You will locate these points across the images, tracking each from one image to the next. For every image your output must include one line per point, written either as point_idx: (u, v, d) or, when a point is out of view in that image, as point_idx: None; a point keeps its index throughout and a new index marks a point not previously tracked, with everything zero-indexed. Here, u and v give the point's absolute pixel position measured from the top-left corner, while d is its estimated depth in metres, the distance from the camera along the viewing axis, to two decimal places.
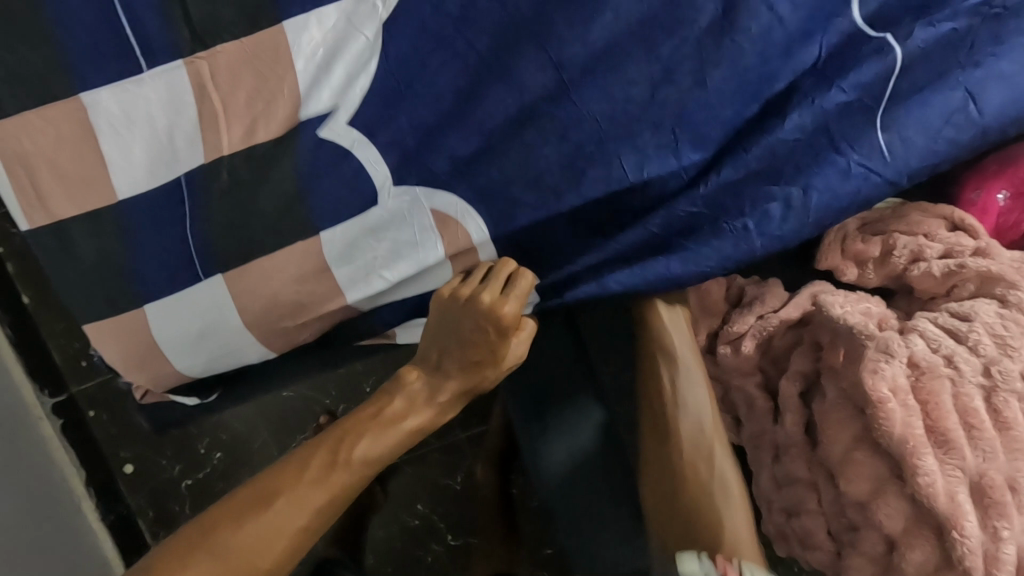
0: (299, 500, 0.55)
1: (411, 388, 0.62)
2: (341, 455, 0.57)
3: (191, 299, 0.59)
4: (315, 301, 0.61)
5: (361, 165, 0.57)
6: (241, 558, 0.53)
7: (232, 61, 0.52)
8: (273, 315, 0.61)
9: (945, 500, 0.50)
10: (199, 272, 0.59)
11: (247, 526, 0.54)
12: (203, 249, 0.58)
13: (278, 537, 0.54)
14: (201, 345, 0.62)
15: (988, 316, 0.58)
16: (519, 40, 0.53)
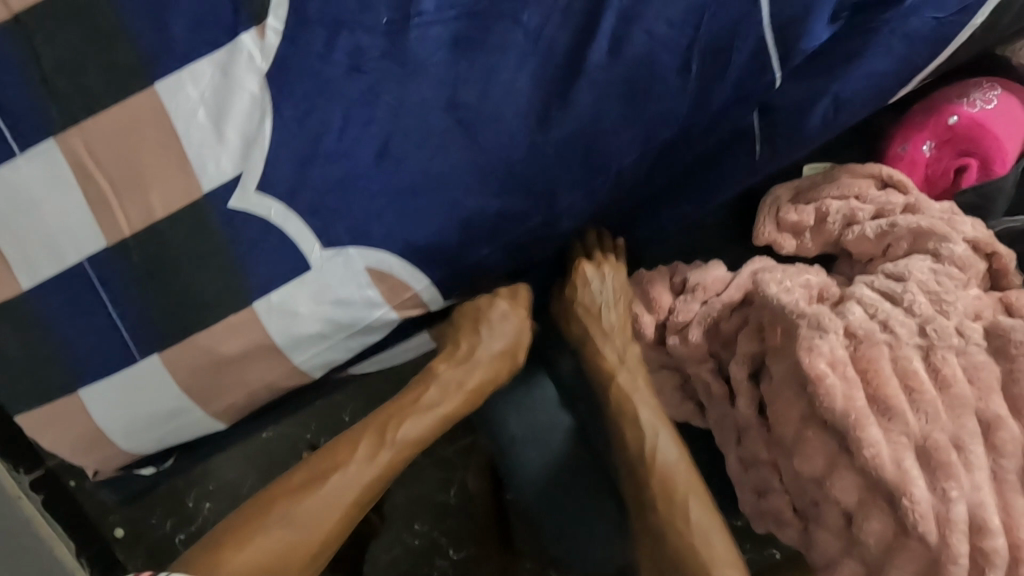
0: (354, 477, 0.58)
1: (443, 377, 0.63)
2: (387, 435, 0.60)
3: (130, 384, 0.56)
4: (248, 366, 0.57)
5: (286, 235, 0.53)
6: (303, 529, 0.55)
7: (105, 132, 0.50)
8: (219, 390, 0.58)
9: (892, 469, 0.50)
10: (133, 354, 0.55)
11: (308, 501, 0.56)
12: (136, 336, 0.55)
13: (334, 509, 0.56)
14: (148, 426, 0.59)
15: (921, 273, 0.59)
16: (404, 69, 0.51)
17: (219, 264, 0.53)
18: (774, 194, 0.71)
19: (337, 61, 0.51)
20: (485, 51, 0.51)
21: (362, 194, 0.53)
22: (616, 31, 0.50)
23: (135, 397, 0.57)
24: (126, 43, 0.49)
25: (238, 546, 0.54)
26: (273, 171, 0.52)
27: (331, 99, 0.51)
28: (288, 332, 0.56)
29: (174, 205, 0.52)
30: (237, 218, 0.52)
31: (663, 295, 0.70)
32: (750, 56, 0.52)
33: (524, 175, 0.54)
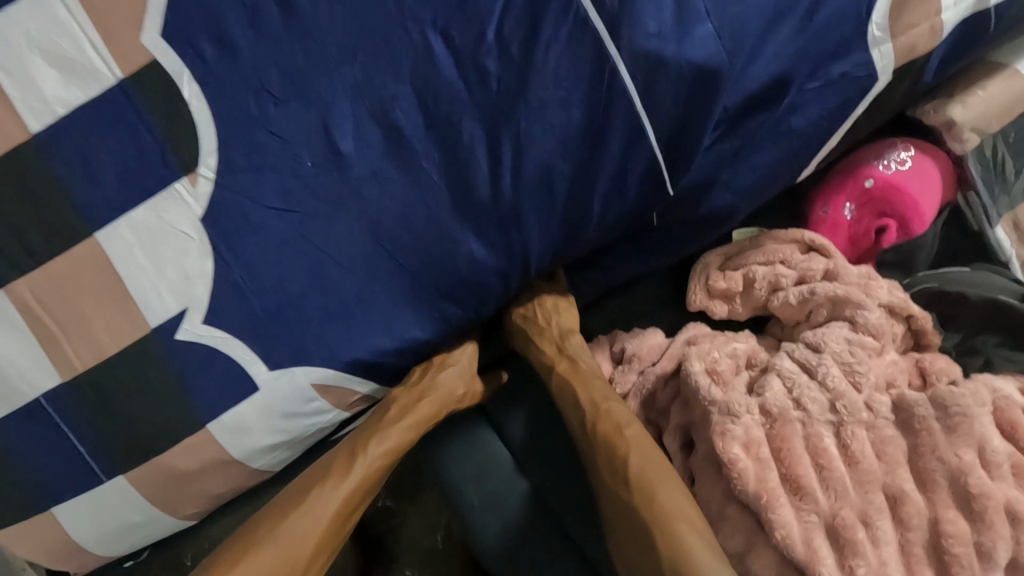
0: (330, 492, 0.52)
1: (401, 399, 0.60)
2: (359, 452, 0.56)
3: (97, 501, 0.60)
4: (207, 476, 0.61)
5: (232, 359, 0.57)
6: (282, 555, 0.49)
7: (56, 279, 0.54)
8: (184, 495, 0.62)
9: (802, 548, 0.52)
10: (98, 473, 0.59)
11: (287, 521, 0.50)
12: (98, 457, 0.59)
13: (313, 528, 0.50)
14: (120, 531, 0.63)
15: (835, 344, 0.62)
16: (326, 203, 0.55)
17: (169, 389, 0.57)
18: (704, 262, 0.74)
19: (268, 204, 0.55)
20: (405, 179, 0.56)
21: (300, 317, 0.57)
22: (519, 155, 0.55)
23: (103, 511, 0.61)
24: (67, 201, 0.53)
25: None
26: (216, 303, 0.56)
27: (263, 237, 0.55)
28: (244, 446, 0.60)
29: (124, 341, 0.56)
30: (182, 349, 0.57)
31: (603, 364, 0.74)
32: (645, 170, 0.57)
33: (454, 285, 0.60)
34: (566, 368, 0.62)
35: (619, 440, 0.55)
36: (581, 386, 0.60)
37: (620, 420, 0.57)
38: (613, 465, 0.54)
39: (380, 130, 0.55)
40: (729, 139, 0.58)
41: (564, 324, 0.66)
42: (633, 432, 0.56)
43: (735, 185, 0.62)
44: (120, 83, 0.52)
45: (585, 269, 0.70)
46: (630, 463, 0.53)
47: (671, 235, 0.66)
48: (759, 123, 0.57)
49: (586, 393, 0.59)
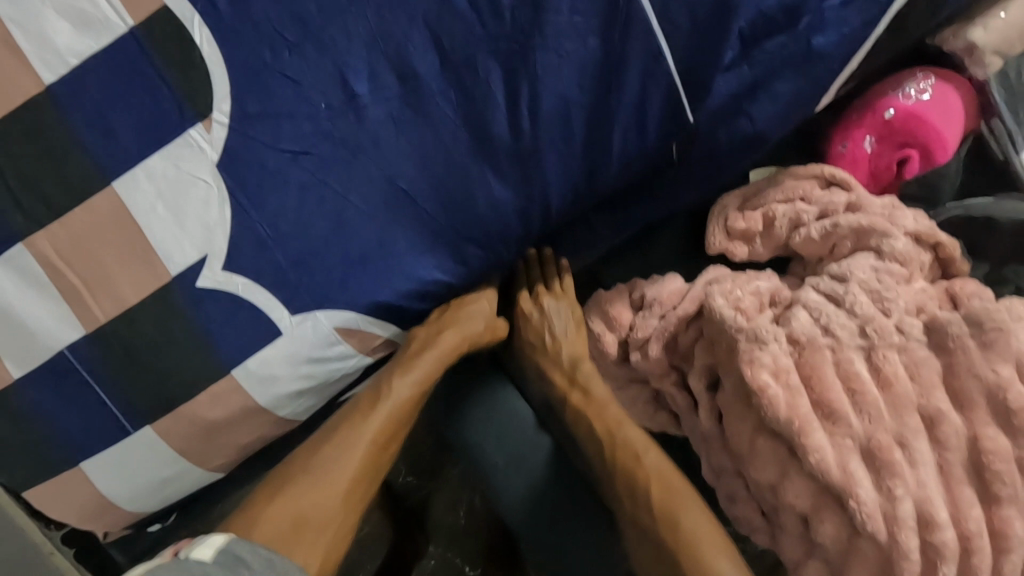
0: (360, 431, 0.59)
1: (420, 337, 0.61)
2: (382, 396, 0.61)
3: (124, 456, 0.59)
4: (234, 428, 0.60)
5: (256, 307, 0.56)
6: (327, 479, 0.57)
7: (78, 229, 0.54)
8: (213, 448, 0.61)
9: (838, 472, 0.51)
10: (126, 427, 0.58)
11: (325, 452, 0.59)
12: (125, 410, 0.58)
13: (350, 457, 0.58)
14: (150, 487, 0.62)
15: (863, 273, 0.60)
16: (340, 143, 0.54)
17: (191, 339, 0.56)
18: (722, 204, 0.73)
19: (284, 147, 0.54)
20: (418, 112, 0.54)
21: (318, 265, 0.56)
22: (531, 82, 0.53)
23: (129, 467, 0.60)
24: (86, 151, 0.53)
25: (270, 500, 0.56)
26: (235, 250, 0.55)
27: (280, 182, 0.55)
28: (270, 394, 0.59)
29: (144, 291, 0.55)
30: (202, 296, 0.56)
31: (623, 313, 0.72)
32: (663, 99, 0.55)
33: (473, 222, 0.58)
34: (578, 399, 0.69)
35: (637, 467, 0.64)
36: (596, 418, 0.67)
37: (636, 448, 0.65)
38: (636, 497, 0.63)
39: (392, 70, 0.53)
40: (751, 61, 0.56)
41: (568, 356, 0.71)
42: (650, 459, 0.64)
43: (756, 116, 0.59)
44: (131, 31, 0.52)
45: (602, 219, 0.70)
46: (650, 493, 0.62)
47: (692, 172, 0.64)
48: (778, 43, 0.55)
49: (601, 423, 0.67)
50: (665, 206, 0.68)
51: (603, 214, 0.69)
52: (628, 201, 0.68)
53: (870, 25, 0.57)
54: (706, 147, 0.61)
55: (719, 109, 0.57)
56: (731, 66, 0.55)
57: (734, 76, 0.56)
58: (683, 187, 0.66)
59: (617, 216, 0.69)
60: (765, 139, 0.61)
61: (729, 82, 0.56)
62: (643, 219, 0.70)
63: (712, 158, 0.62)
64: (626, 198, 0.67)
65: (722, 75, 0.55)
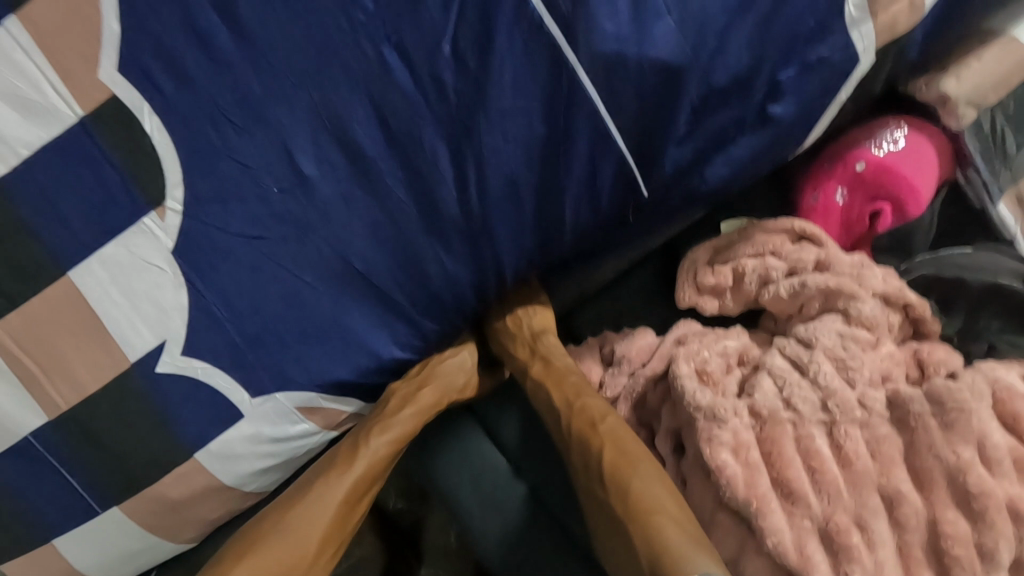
0: (336, 481, 0.56)
1: (401, 392, 0.61)
2: (362, 445, 0.59)
3: (93, 534, 0.60)
4: (199, 503, 0.60)
5: (216, 390, 0.57)
6: (292, 539, 0.53)
7: (31, 318, 0.53)
8: (182, 522, 0.61)
9: (795, 555, 0.51)
10: (95, 506, 0.59)
11: (297, 510, 0.55)
12: (91, 489, 0.58)
13: (320, 513, 0.54)
14: (124, 558, 0.64)
15: (828, 339, 0.60)
16: (295, 226, 0.54)
17: (153, 423, 0.56)
18: (691, 257, 0.72)
19: (237, 232, 0.54)
20: (370, 196, 0.54)
21: (274, 346, 0.56)
22: (480, 165, 0.52)
23: (98, 543, 0.61)
24: (38, 246, 0.52)
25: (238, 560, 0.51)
26: (194, 334, 0.56)
27: (235, 265, 0.54)
28: (233, 472, 0.59)
29: (105, 376, 0.55)
30: (163, 380, 0.56)
31: (593, 368, 0.73)
32: (614, 171, 0.55)
33: (437, 291, 0.58)
34: (539, 368, 0.67)
35: (591, 432, 0.60)
36: (554, 387, 0.65)
37: (595, 414, 0.62)
38: (589, 466, 0.59)
39: (340, 153, 0.53)
40: (704, 132, 0.54)
41: (535, 325, 0.70)
42: (608, 425, 0.60)
43: (712, 180, 0.58)
44: (80, 121, 0.49)
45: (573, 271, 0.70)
46: (603, 454, 0.58)
47: (651, 229, 0.65)
48: (731, 114, 0.54)
49: (559, 394, 0.64)
50: (631, 250, 0.69)
51: (574, 268, 0.68)
52: (595, 255, 0.67)
53: (830, 92, 0.56)
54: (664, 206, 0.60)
55: (674, 176, 0.56)
56: (682, 138, 0.54)
57: (686, 149, 0.55)
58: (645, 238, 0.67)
59: (582, 267, 0.69)
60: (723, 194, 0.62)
61: (681, 151, 0.55)
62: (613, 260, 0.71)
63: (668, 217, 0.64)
64: (593, 255, 0.66)
65: (673, 148, 0.54)
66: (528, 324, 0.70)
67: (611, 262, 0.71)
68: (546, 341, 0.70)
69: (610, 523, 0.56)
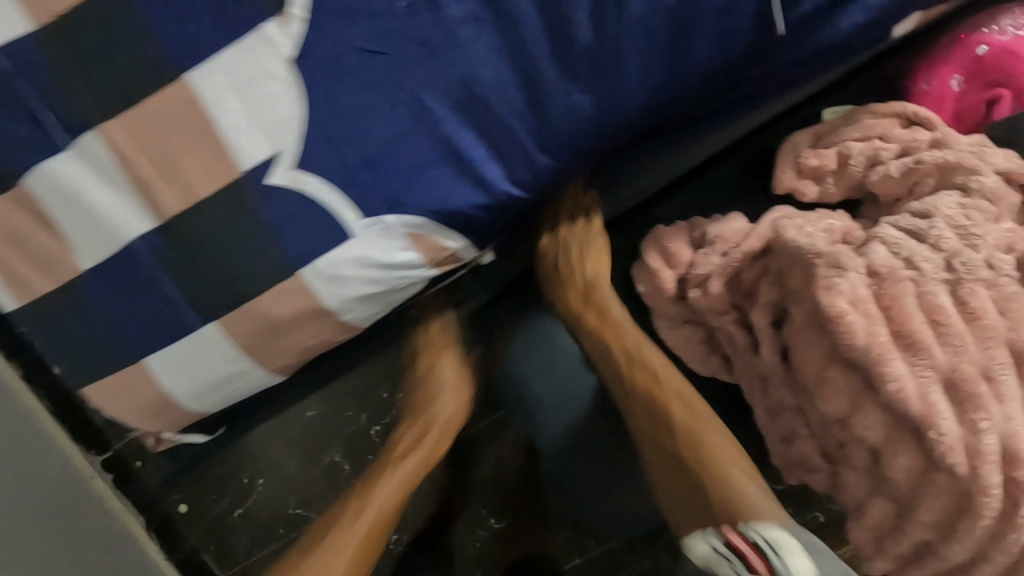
0: (369, 508, 0.66)
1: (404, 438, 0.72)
2: (366, 501, 0.67)
3: (184, 353, 0.58)
4: (299, 333, 0.58)
5: (326, 209, 0.54)
6: (326, 563, 0.63)
7: (151, 117, 0.53)
8: (280, 348, 0.59)
9: (917, 402, 0.49)
10: (189, 321, 0.57)
11: (337, 531, 0.65)
12: (188, 302, 0.57)
13: (347, 539, 0.64)
14: (210, 390, 0.61)
15: (949, 208, 0.57)
16: (419, 42, 0.53)
17: (258, 233, 0.54)
18: (792, 141, 0.69)
19: (360, 45, 0.53)
20: (499, 10, 0.52)
21: (392, 168, 0.54)
22: None
23: (189, 364, 0.59)
24: (161, 45, 0.52)
25: None
26: (307, 152, 0.54)
27: (350, 77, 0.53)
28: (337, 296, 0.57)
29: (214, 186, 0.54)
30: (273, 193, 0.54)
31: (683, 249, 0.70)
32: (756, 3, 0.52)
33: (558, 122, 0.55)
34: (593, 318, 0.68)
35: (656, 386, 0.63)
36: (614, 338, 0.66)
37: (657, 370, 0.64)
38: (660, 425, 0.62)
39: None
40: None
41: (589, 274, 0.70)
42: (671, 378, 0.64)
43: (844, 30, 0.55)
44: None
45: (664, 147, 0.65)
46: (671, 413, 0.62)
47: (769, 91, 0.61)
48: None
49: (619, 346, 0.66)
50: (744, 116, 0.63)
51: (671, 138, 0.64)
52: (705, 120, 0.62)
53: None
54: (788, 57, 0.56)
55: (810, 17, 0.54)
56: None
57: None
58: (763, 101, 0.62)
59: (689, 137, 0.64)
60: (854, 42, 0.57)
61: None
62: (720, 133, 0.65)
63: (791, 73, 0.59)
64: (686, 129, 0.63)
65: None
66: (582, 271, 0.71)
67: (719, 135, 0.66)
68: (602, 292, 0.70)
69: (676, 474, 0.61)
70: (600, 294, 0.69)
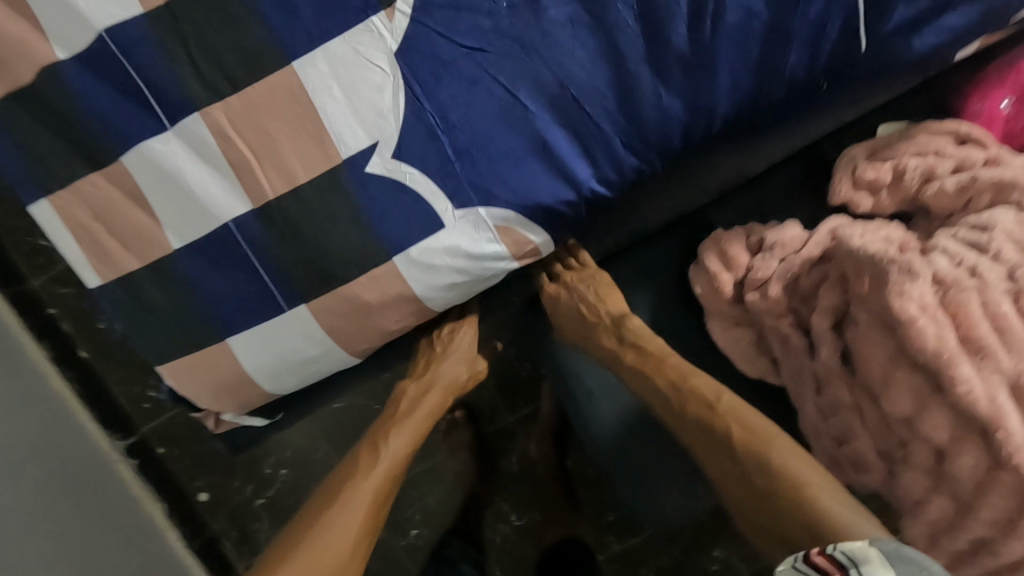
0: (360, 492, 0.67)
1: (411, 390, 0.75)
2: (376, 456, 0.70)
3: (275, 333, 0.61)
4: (388, 320, 0.62)
5: (419, 197, 0.57)
6: (331, 542, 0.63)
7: (253, 103, 0.54)
8: (360, 334, 0.63)
9: (986, 404, 0.52)
10: (279, 302, 0.60)
11: (328, 522, 0.64)
12: (279, 285, 0.59)
13: (347, 523, 0.64)
14: (288, 370, 0.64)
15: (1007, 223, 0.60)
16: (521, 42, 0.54)
17: (356, 219, 0.57)
18: (850, 154, 0.73)
19: (460, 42, 0.54)
20: (600, 14, 0.54)
21: (483, 160, 0.57)
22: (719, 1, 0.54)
23: (273, 345, 0.62)
24: (265, 30, 0.52)
25: (291, 556, 0.62)
26: (404, 140, 0.55)
27: (452, 73, 0.55)
28: (426, 282, 0.60)
29: (315, 170, 0.56)
30: (371, 181, 0.56)
31: (741, 253, 0.72)
32: (844, 20, 0.55)
33: (646, 124, 0.58)
34: (634, 358, 0.70)
35: (713, 415, 0.63)
36: (658, 372, 0.68)
37: (708, 397, 0.65)
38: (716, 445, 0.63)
39: None
40: None
41: (615, 313, 0.73)
42: (724, 404, 0.64)
43: (921, 48, 0.58)
44: None
45: (734, 153, 0.67)
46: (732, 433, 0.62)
47: (840, 103, 0.64)
48: None
49: (663, 376, 0.67)
50: (812, 124, 0.67)
51: (744, 144, 0.66)
52: (779, 127, 0.65)
53: None
54: (868, 70, 0.59)
55: (891, 36, 0.57)
56: None
57: (913, 7, 0.56)
58: (832, 111, 0.65)
59: (761, 141, 0.67)
60: (929, 61, 0.60)
61: (907, 10, 0.56)
62: (788, 138, 0.68)
63: (865, 88, 0.62)
64: (761, 135, 0.65)
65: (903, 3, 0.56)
66: (606, 310, 0.73)
67: (785, 142, 0.69)
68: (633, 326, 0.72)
69: (751, 495, 0.61)
70: (632, 331, 0.72)
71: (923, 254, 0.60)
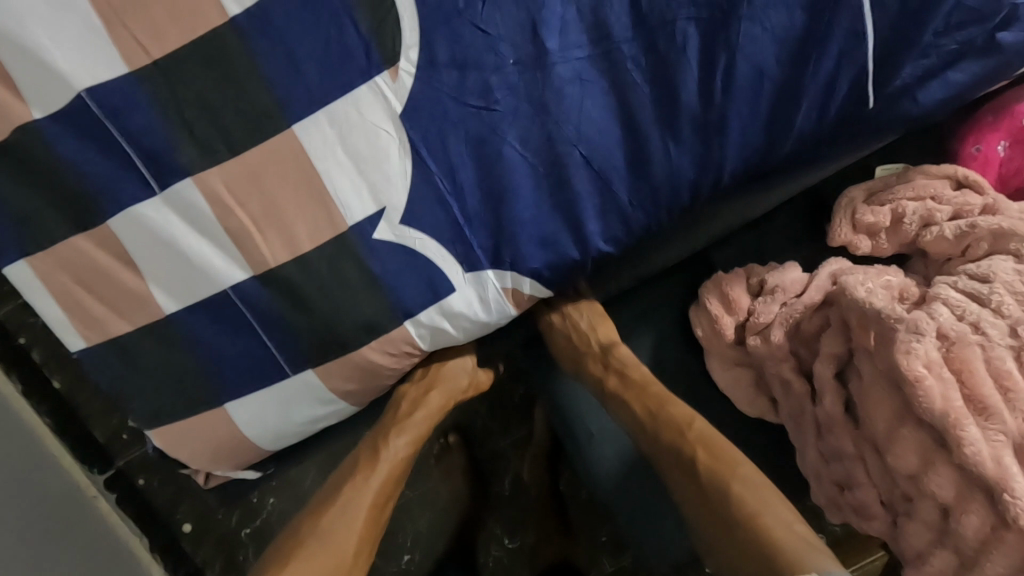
0: (365, 482, 0.64)
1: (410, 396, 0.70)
2: (379, 453, 0.66)
3: (279, 396, 0.61)
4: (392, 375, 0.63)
5: (431, 262, 0.56)
6: (336, 531, 0.60)
7: (252, 168, 0.52)
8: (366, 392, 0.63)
9: (992, 465, 0.52)
10: (284, 367, 0.60)
11: (331, 514, 0.61)
12: (284, 351, 0.59)
13: (352, 515, 0.61)
14: (290, 429, 0.64)
15: (1007, 274, 0.60)
16: (530, 101, 0.53)
17: (363, 285, 0.56)
18: (848, 196, 0.73)
19: (468, 102, 0.52)
20: (610, 72, 0.53)
21: (495, 222, 0.56)
22: (730, 60, 0.53)
23: (279, 408, 0.62)
24: (266, 92, 0.50)
25: (295, 550, 0.59)
26: (414, 205, 0.54)
27: (460, 133, 0.53)
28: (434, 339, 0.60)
29: (322, 237, 0.54)
30: (380, 248, 0.55)
31: (741, 296, 0.71)
32: (853, 81, 0.55)
33: (653, 178, 0.57)
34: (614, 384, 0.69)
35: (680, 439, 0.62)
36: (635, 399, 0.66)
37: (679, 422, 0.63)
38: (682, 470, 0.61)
39: (583, 30, 0.52)
40: (940, 49, 0.56)
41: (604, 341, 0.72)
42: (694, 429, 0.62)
43: (924, 105, 0.59)
44: None
45: (738, 200, 0.66)
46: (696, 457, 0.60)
47: (850, 149, 0.63)
48: (963, 36, 0.56)
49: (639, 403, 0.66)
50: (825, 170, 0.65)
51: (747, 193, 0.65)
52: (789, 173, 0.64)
53: None
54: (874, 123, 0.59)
55: (895, 93, 0.57)
56: (919, 55, 0.56)
57: (920, 65, 0.56)
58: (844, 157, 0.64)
59: (770, 186, 0.66)
60: (932, 115, 0.61)
61: (913, 69, 0.56)
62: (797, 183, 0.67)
63: (874, 134, 0.61)
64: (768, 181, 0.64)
65: (910, 63, 0.56)
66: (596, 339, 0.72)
67: (796, 185, 0.68)
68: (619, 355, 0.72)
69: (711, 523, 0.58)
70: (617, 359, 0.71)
71: (924, 306, 0.61)
